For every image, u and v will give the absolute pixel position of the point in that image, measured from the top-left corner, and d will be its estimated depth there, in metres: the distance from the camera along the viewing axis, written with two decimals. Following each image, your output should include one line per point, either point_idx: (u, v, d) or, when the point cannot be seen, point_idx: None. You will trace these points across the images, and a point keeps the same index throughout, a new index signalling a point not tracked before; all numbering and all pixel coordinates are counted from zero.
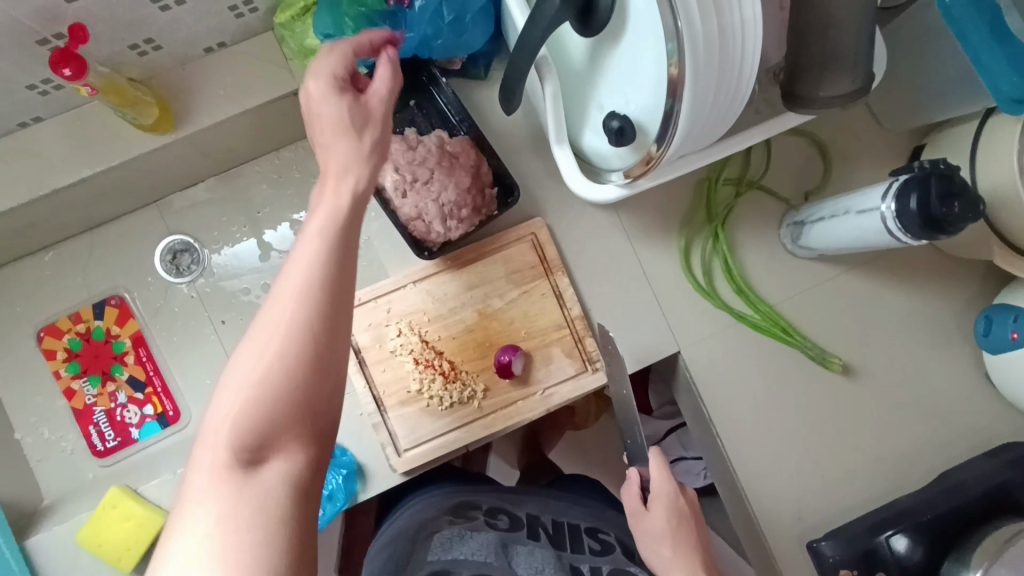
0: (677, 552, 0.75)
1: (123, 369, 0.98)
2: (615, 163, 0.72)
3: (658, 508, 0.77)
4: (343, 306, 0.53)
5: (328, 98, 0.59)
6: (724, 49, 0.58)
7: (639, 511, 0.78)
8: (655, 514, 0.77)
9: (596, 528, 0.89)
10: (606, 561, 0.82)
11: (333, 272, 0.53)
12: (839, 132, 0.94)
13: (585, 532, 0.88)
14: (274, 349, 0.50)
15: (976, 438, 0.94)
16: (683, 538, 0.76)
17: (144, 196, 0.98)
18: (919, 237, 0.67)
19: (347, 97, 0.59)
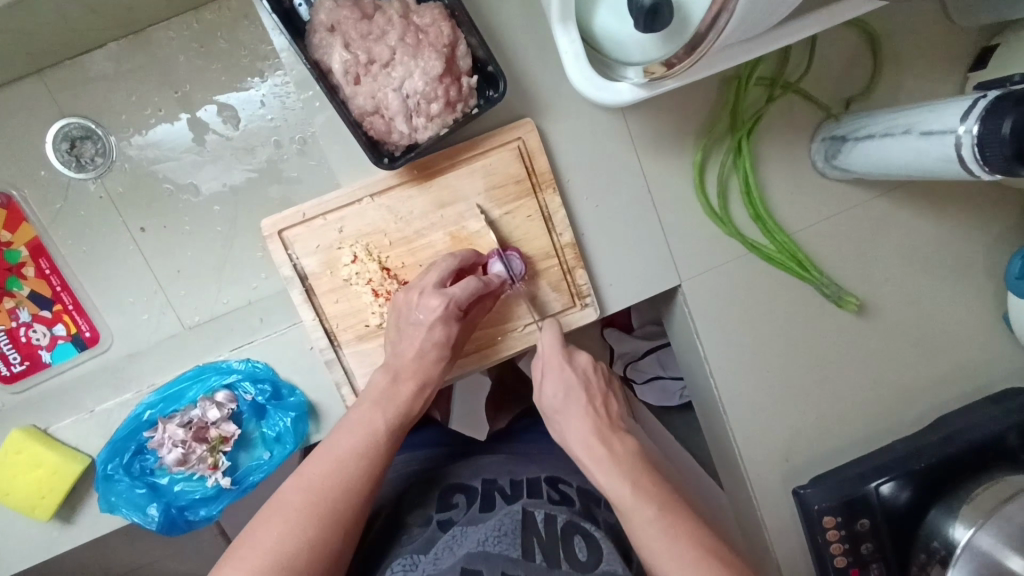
0: (570, 420, 0.69)
1: (22, 284, 0.81)
2: (635, 54, 0.55)
3: (551, 374, 0.71)
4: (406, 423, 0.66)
5: None
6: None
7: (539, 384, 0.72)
8: (551, 378, 0.71)
9: (557, 477, 0.76)
10: (563, 510, 0.69)
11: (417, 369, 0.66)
12: (898, 24, 0.76)
13: (546, 483, 0.75)
14: (370, 424, 0.64)
15: (979, 382, 0.88)
16: (576, 406, 0.70)
17: (20, 65, 0.75)
18: (1000, 171, 0.54)
19: None
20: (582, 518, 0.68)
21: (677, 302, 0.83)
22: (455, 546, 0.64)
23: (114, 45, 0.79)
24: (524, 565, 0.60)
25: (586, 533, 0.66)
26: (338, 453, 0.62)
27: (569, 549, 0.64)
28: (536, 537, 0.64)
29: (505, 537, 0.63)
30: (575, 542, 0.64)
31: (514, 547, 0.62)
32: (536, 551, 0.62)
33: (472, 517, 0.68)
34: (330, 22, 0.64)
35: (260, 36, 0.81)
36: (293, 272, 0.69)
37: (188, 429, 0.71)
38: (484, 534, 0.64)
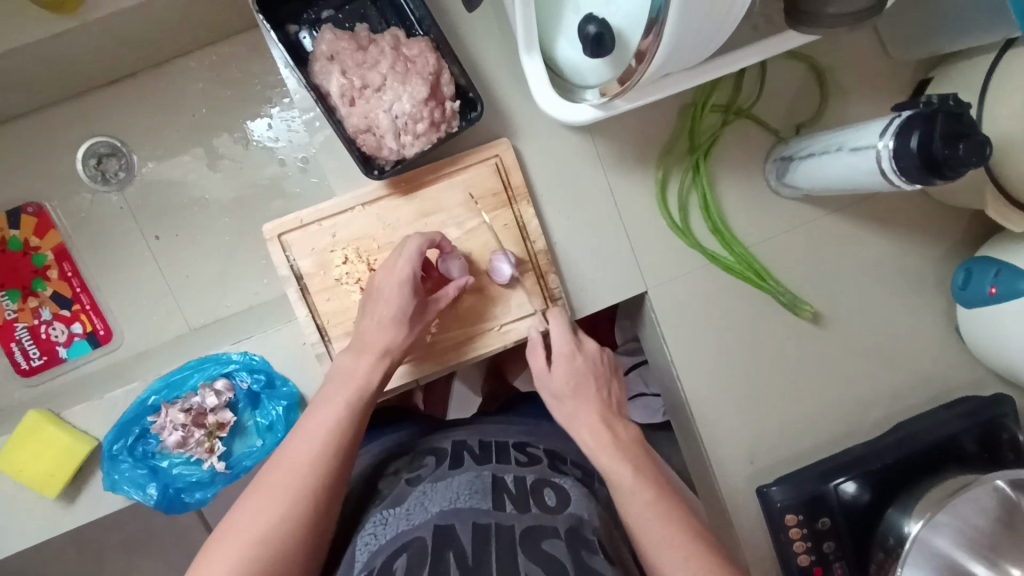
0: (580, 404, 0.75)
1: (45, 285, 0.89)
2: (591, 79, 0.64)
3: (559, 357, 0.76)
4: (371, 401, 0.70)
5: None
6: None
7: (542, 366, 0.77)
8: (562, 361, 0.76)
9: (525, 443, 0.83)
10: (531, 472, 0.76)
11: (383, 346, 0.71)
12: (841, 59, 0.85)
13: (513, 446, 0.82)
14: (336, 401, 0.68)
15: (937, 390, 0.93)
16: (586, 390, 0.76)
17: (58, 90, 0.85)
18: (914, 181, 0.61)
19: None
20: (550, 476, 0.75)
21: (646, 310, 0.89)
22: (426, 501, 0.69)
23: (141, 73, 0.89)
24: (498, 515, 0.66)
25: (556, 489, 0.73)
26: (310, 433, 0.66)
27: (541, 500, 0.70)
28: (506, 493, 0.70)
29: (478, 493, 0.69)
30: (546, 495, 0.71)
31: (486, 501, 0.68)
32: (507, 504, 0.68)
33: (439, 474, 0.74)
34: (330, 52, 0.73)
35: (270, 68, 0.91)
36: (290, 272, 0.76)
37: (189, 414, 0.77)
38: (456, 492, 0.69)
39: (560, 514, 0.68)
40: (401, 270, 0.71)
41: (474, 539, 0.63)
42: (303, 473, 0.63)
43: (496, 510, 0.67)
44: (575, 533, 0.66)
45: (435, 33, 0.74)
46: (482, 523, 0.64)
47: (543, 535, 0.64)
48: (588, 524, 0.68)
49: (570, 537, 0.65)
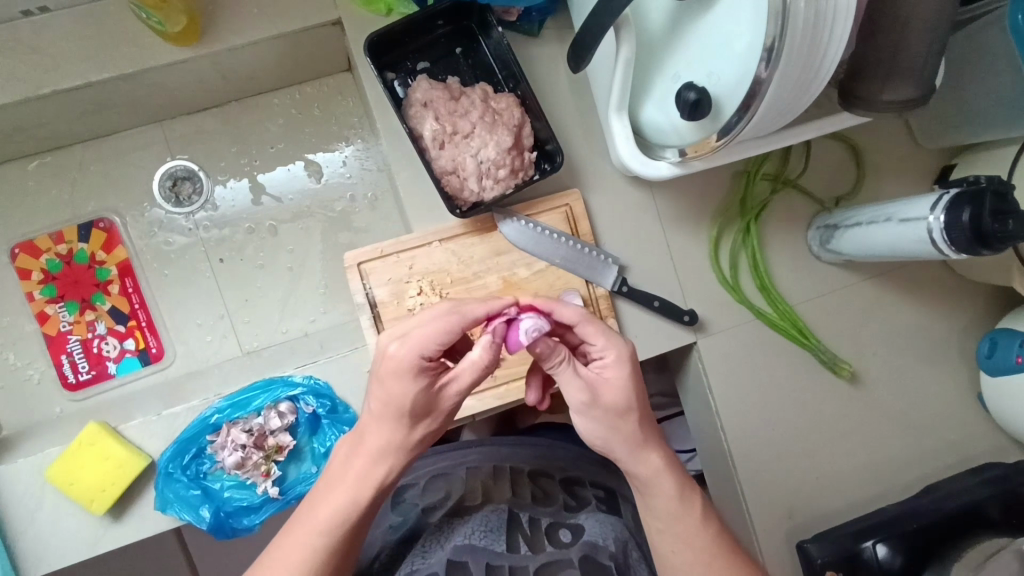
0: (614, 392, 0.64)
1: (105, 299, 0.91)
2: (673, 139, 0.70)
3: (616, 378, 0.63)
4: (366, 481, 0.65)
5: None
6: (819, 26, 0.55)
7: (597, 396, 0.64)
8: (612, 378, 0.64)
9: (539, 470, 0.88)
10: (546, 511, 0.80)
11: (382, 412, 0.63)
12: (876, 141, 0.94)
13: (528, 478, 0.87)
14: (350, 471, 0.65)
15: (960, 455, 0.97)
16: (636, 437, 0.66)
17: (148, 114, 0.89)
18: (963, 251, 0.68)
19: None
20: (565, 515, 0.80)
21: (692, 360, 0.93)
22: (447, 537, 0.75)
23: (227, 105, 0.94)
24: (511, 556, 0.71)
25: (570, 525, 0.78)
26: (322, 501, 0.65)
27: (555, 537, 0.75)
28: (521, 532, 0.75)
29: (492, 534, 0.74)
30: (560, 532, 0.76)
31: (500, 542, 0.73)
32: (521, 543, 0.74)
33: (459, 511, 0.80)
34: (424, 99, 0.79)
35: (349, 110, 0.96)
36: (365, 299, 0.79)
37: (250, 435, 0.77)
38: (472, 531, 0.75)
39: (574, 545, 0.74)
40: (405, 355, 0.60)
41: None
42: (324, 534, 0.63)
43: (508, 551, 0.72)
44: (589, 561, 0.72)
45: (522, 89, 0.80)
46: (495, 564, 0.70)
47: (560, 570, 0.70)
48: (604, 550, 0.74)
49: (584, 565, 0.71)
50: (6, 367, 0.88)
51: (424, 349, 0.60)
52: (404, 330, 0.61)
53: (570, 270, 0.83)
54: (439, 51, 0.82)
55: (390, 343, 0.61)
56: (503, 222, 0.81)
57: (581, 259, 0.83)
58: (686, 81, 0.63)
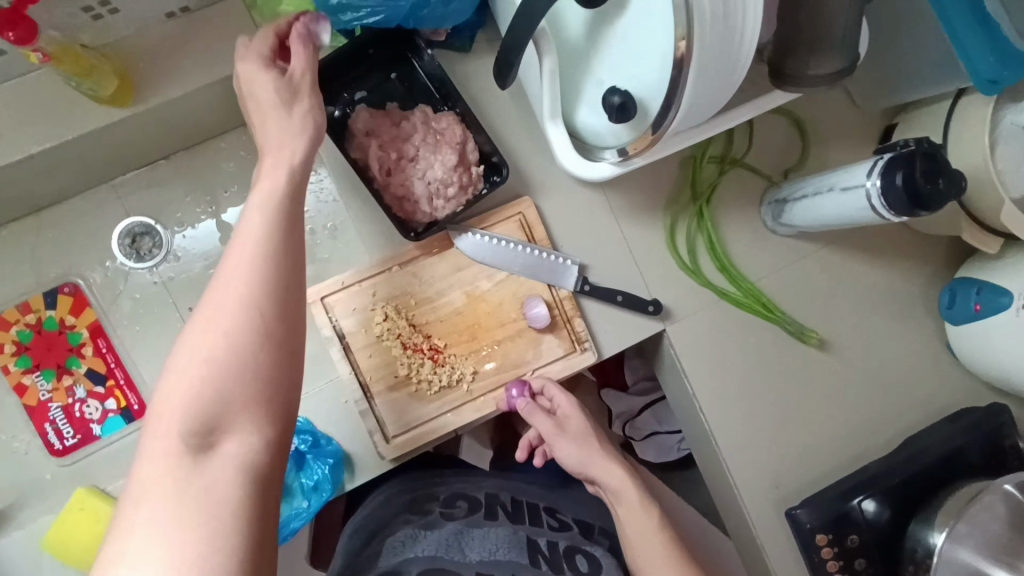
0: (575, 421, 0.81)
1: (80, 362, 0.91)
2: (610, 140, 0.72)
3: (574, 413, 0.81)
4: (281, 332, 0.53)
5: (258, 73, 0.63)
6: (730, 18, 0.56)
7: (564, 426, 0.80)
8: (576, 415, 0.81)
9: (553, 508, 0.95)
10: (563, 537, 0.87)
11: (269, 261, 0.54)
12: (817, 110, 0.95)
13: (544, 511, 0.93)
14: (225, 323, 0.52)
15: (937, 405, 0.99)
16: (598, 450, 0.79)
17: (97, 174, 0.89)
18: (902, 214, 0.70)
19: (274, 70, 0.63)
20: (581, 543, 0.86)
21: (664, 347, 0.95)
22: (467, 543, 0.80)
23: (176, 155, 0.94)
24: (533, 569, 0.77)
25: (586, 553, 0.84)
26: (193, 363, 0.51)
27: (572, 564, 0.81)
28: (540, 552, 0.81)
29: (515, 548, 0.81)
30: (577, 559, 0.82)
31: (523, 556, 0.79)
32: (543, 563, 0.79)
33: (475, 521, 0.86)
34: (366, 129, 0.79)
35: None
36: (333, 332, 0.81)
37: None
38: (497, 546, 0.80)
39: None
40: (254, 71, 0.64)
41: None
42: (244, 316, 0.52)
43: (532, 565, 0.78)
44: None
45: (461, 106, 0.81)
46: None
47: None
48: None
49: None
50: None
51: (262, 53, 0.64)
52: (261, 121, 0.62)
53: (531, 277, 0.85)
54: (375, 78, 0.83)
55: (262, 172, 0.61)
56: (459, 237, 0.83)
57: (540, 265, 0.85)
58: (612, 85, 0.64)
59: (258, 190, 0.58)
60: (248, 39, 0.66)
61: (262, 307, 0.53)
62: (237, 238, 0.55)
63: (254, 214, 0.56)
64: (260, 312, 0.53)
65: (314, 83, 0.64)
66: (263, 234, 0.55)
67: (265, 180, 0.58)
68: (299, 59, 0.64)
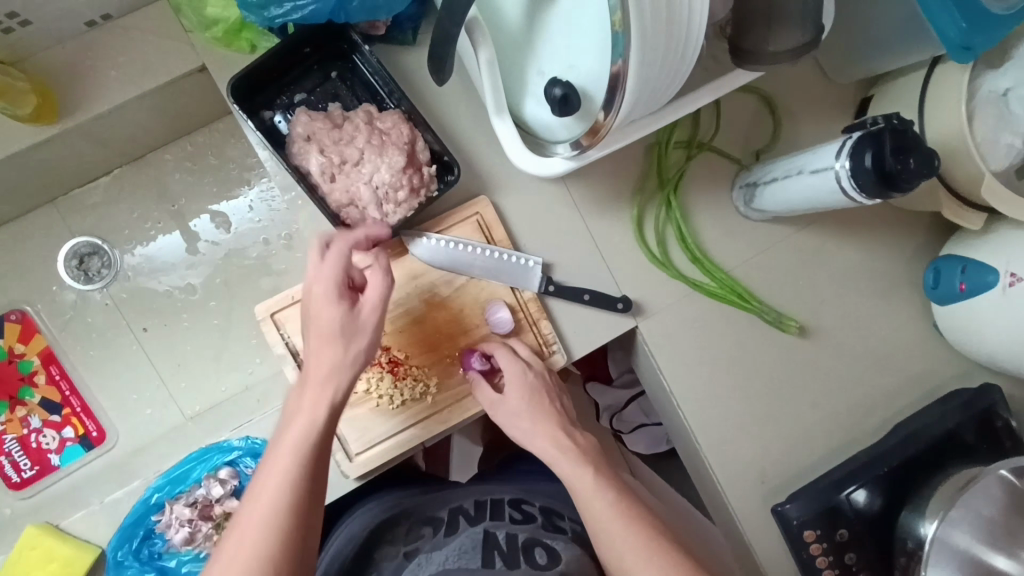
0: (511, 394, 0.77)
1: (33, 392, 0.88)
2: (560, 134, 0.67)
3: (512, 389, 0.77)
4: (313, 502, 0.59)
5: (329, 304, 0.64)
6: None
7: (500, 403, 0.77)
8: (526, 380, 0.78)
9: (520, 500, 0.86)
10: (523, 529, 0.78)
11: (317, 436, 0.61)
12: (787, 86, 0.91)
13: (509, 505, 0.84)
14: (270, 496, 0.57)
15: (926, 387, 0.96)
16: (535, 422, 0.76)
17: (36, 196, 0.85)
18: (874, 196, 0.65)
19: (344, 303, 0.65)
20: (542, 534, 0.78)
21: (639, 344, 0.91)
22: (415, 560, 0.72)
23: (118, 171, 0.90)
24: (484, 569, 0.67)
25: (546, 545, 0.75)
26: (240, 544, 0.55)
27: (530, 555, 0.72)
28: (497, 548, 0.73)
29: (467, 552, 0.71)
30: (535, 551, 0.73)
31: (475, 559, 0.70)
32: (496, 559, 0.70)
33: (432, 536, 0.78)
34: (306, 133, 0.75)
35: (247, 151, 0.93)
36: (286, 350, 0.77)
37: (194, 508, 0.75)
38: (447, 554, 0.71)
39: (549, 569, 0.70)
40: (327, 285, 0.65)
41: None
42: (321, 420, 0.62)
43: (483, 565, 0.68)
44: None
45: (406, 104, 0.77)
46: None
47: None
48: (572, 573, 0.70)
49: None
50: None
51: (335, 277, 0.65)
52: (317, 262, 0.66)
53: (492, 279, 0.81)
54: (315, 79, 0.78)
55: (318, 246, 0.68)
56: (413, 243, 0.79)
57: (501, 266, 0.81)
58: (554, 75, 0.60)
59: (306, 394, 0.63)
60: (319, 259, 0.67)
61: (296, 493, 0.58)
62: (276, 455, 0.60)
63: (317, 347, 0.64)
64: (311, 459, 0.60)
65: (379, 320, 0.66)
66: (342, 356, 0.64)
67: (303, 409, 0.63)
68: (374, 291, 0.66)
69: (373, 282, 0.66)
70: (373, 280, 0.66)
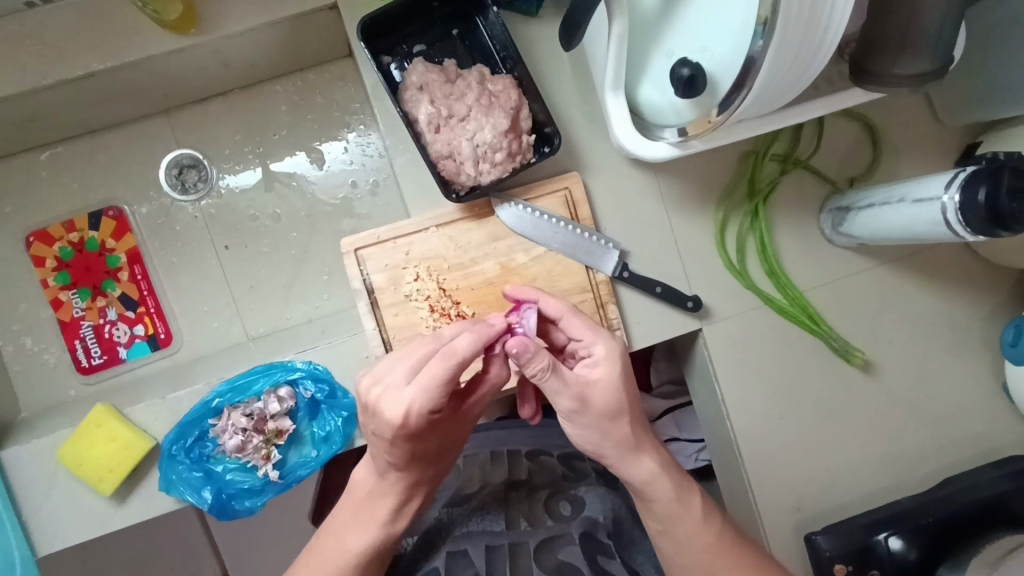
0: (608, 382, 0.62)
1: (115, 285, 0.93)
2: (671, 119, 0.68)
3: (605, 377, 0.62)
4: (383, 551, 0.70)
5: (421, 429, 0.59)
6: (816, 10, 0.52)
7: (587, 401, 0.62)
8: (602, 381, 0.62)
9: (537, 450, 0.86)
10: (545, 485, 0.78)
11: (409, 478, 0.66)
12: (893, 118, 0.89)
13: (526, 458, 0.85)
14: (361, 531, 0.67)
15: (983, 447, 0.92)
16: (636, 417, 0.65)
17: (154, 103, 0.90)
18: (979, 232, 0.64)
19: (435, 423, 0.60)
20: (565, 487, 0.78)
21: (697, 347, 0.91)
22: (443, 526, 0.74)
23: (231, 93, 0.94)
24: (511, 534, 0.70)
25: (570, 497, 0.75)
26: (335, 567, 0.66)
27: (555, 511, 0.73)
28: (522, 508, 0.74)
29: (490, 515, 0.73)
30: (559, 505, 0.74)
31: (499, 521, 0.72)
32: (521, 521, 0.72)
33: (454, 496, 0.79)
34: (420, 83, 0.78)
35: (351, 95, 0.96)
36: (362, 285, 0.80)
37: (250, 419, 0.79)
38: (470, 517, 0.73)
39: (573, 521, 0.71)
40: (416, 417, 0.57)
41: (487, 565, 0.68)
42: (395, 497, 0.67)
43: (508, 529, 0.71)
44: (591, 540, 0.70)
45: (519, 71, 0.79)
46: (495, 545, 0.69)
47: (561, 547, 0.68)
48: (603, 527, 0.72)
49: (585, 544, 0.69)
50: (24, 352, 0.92)
51: (432, 408, 0.57)
52: (406, 389, 0.57)
53: (569, 255, 0.82)
54: (437, 34, 0.81)
55: (394, 403, 0.57)
56: (500, 206, 0.80)
57: (580, 244, 0.82)
58: (683, 57, 0.61)
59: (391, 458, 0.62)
60: (422, 377, 0.56)
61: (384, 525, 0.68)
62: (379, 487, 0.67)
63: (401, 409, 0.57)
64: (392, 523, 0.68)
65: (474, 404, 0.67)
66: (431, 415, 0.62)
67: (379, 505, 0.67)
68: (497, 372, 0.65)
69: (495, 369, 0.64)
70: (495, 370, 0.64)
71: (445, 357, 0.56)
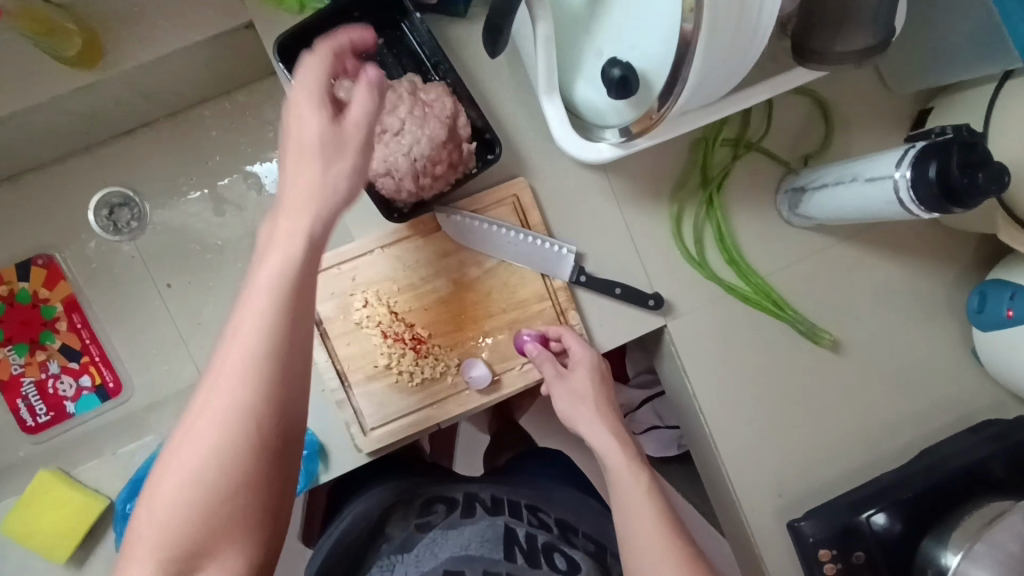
0: (581, 365, 0.77)
1: (54, 337, 0.88)
2: (610, 119, 0.65)
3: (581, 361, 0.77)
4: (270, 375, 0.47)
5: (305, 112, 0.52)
6: (745, 5, 0.51)
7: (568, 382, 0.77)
8: (579, 365, 0.77)
9: (536, 506, 0.90)
10: (542, 533, 0.84)
11: (289, 293, 0.48)
12: (843, 91, 0.87)
13: (526, 509, 0.88)
14: (228, 394, 0.46)
15: (957, 413, 0.92)
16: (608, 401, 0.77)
17: (72, 141, 0.85)
18: (932, 209, 0.62)
19: (323, 116, 0.51)
20: (561, 543, 0.84)
21: (664, 343, 0.89)
22: (435, 547, 0.78)
23: (156, 122, 0.89)
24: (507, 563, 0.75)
25: (565, 553, 0.81)
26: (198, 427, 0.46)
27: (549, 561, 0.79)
28: (518, 544, 0.79)
29: (489, 542, 0.78)
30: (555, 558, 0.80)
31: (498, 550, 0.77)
32: (517, 555, 0.77)
33: (451, 522, 0.82)
34: None
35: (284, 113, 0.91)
36: None
37: None
38: (470, 539, 0.78)
39: None
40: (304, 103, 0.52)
41: None
42: (265, 358, 0.47)
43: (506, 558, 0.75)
44: None
45: (451, 77, 0.75)
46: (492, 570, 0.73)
47: None
48: None
49: None
50: None
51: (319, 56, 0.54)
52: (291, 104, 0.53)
53: (523, 264, 0.79)
54: None
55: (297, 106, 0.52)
56: (446, 219, 0.77)
57: (534, 252, 0.79)
58: (613, 56, 0.59)
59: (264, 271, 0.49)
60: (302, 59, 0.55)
61: (251, 382, 0.46)
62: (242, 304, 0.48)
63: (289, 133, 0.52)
64: (259, 422, 0.47)
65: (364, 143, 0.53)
66: (269, 321, 0.47)
67: (247, 321, 0.47)
68: (359, 108, 0.53)
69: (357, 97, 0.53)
70: (357, 96, 0.53)
71: (274, 259, 0.49)
